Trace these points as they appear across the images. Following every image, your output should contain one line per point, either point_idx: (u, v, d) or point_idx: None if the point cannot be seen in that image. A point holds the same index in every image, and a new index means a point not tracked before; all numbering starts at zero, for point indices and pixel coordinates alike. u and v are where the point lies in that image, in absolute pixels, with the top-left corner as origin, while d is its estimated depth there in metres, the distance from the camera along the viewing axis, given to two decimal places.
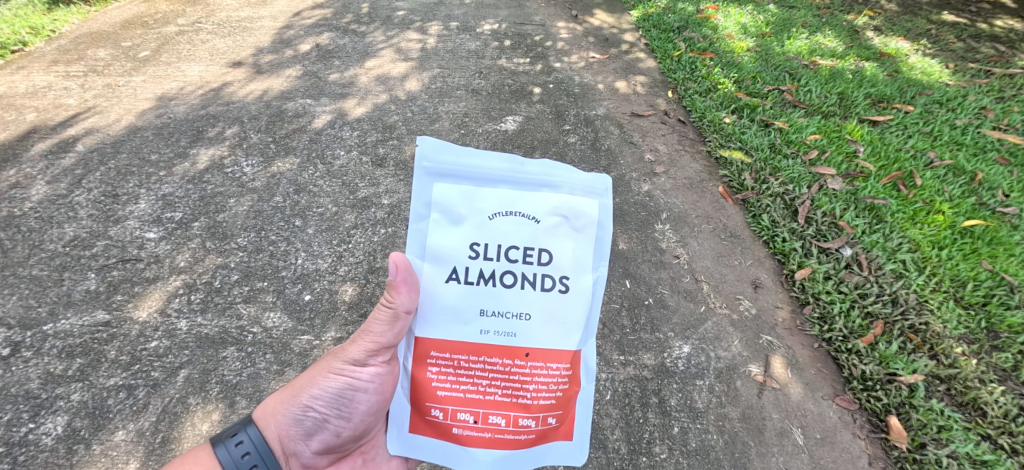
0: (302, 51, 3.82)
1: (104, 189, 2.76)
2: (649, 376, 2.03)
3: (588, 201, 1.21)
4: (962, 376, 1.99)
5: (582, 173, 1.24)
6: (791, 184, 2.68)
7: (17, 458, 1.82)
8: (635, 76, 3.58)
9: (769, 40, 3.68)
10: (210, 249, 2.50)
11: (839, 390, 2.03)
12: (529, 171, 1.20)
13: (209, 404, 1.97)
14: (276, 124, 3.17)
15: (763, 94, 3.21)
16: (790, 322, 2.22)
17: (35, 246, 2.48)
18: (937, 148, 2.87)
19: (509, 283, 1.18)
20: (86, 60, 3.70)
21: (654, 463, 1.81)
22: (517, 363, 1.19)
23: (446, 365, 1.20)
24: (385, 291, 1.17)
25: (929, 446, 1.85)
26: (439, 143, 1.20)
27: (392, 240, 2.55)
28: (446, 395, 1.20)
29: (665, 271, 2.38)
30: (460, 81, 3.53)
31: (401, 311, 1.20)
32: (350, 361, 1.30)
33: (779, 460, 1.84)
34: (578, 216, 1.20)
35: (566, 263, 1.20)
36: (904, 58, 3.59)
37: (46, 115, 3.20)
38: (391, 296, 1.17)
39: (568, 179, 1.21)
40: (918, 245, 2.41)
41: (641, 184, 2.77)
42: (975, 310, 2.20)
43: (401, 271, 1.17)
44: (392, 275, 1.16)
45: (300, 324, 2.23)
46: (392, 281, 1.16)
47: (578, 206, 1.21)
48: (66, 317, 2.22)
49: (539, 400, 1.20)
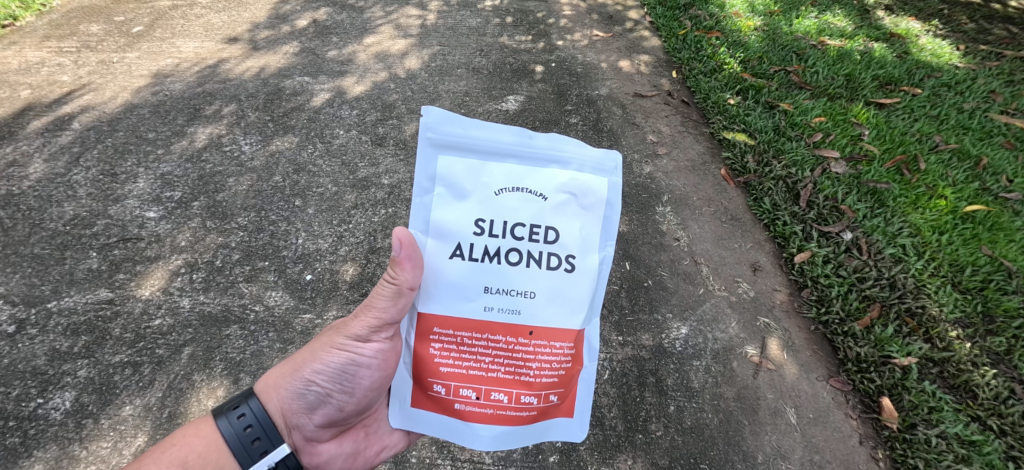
0: (299, 27, 3.75)
1: (103, 167, 2.74)
2: (647, 356, 2.06)
3: (597, 178, 1.22)
4: (956, 359, 2.02)
5: (592, 149, 1.24)
6: (794, 167, 2.66)
7: (28, 432, 1.87)
8: (639, 55, 3.53)
9: (777, 19, 3.61)
10: (211, 229, 2.50)
11: (834, 372, 2.06)
12: (538, 145, 1.20)
13: (213, 381, 2.01)
14: (274, 102, 3.13)
15: (769, 75, 3.16)
16: (788, 304, 2.25)
17: (35, 225, 2.48)
18: (943, 131, 2.85)
19: (514, 260, 1.19)
20: (79, 35, 3.63)
21: (649, 440, 1.86)
22: (520, 341, 1.21)
23: (448, 341, 1.22)
24: (389, 267, 1.19)
25: (919, 426, 1.89)
26: (445, 114, 1.20)
27: (393, 220, 2.55)
28: (448, 372, 1.22)
29: (665, 253, 2.39)
30: (461, 59, 3.48)
31: (405, 287, 1.21)
32: (352, 336, 1.31)
33: (772, 438, 1.88)
34: (587, 194, 1.21)
35: (572, 242, 1.20)
36: (914, 39, 3.53)
37: (41, 92, 3.15)
38: (395, 271, 1.19)
39: (576, 156, 1.22)
40: (919, 230, 2.41)
41: (643, 165, 2.77)
42: (972, 295, 2.21)
43: (405, 246, 1.17)
44: (396, 251, 1.17)
45: (302, 303, 2.25)
46: (396, 257, 1.17)
47: (587, 183, 1.21)
48: (68, 295, 2.24)
49: (543, 378, 1.22)
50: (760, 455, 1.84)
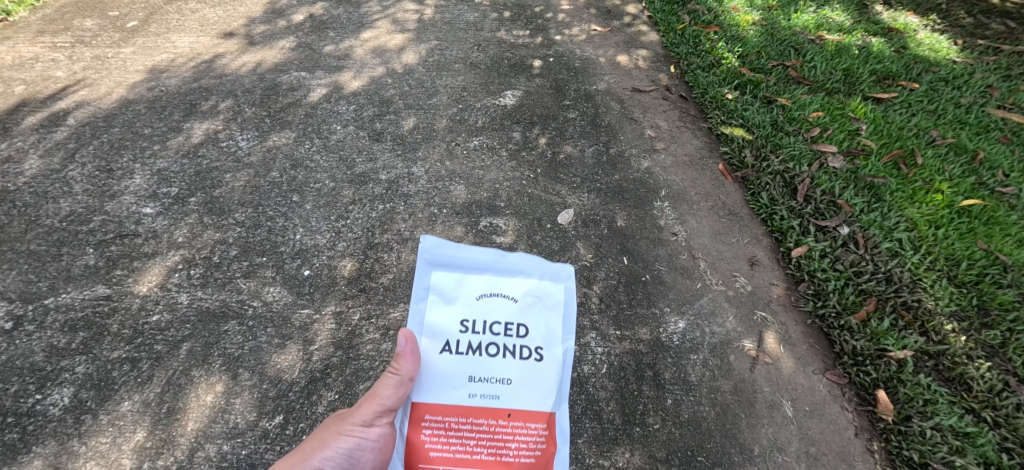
0: (295, 22, 3.73)
1: (99, 163, 2.73)
2: (645, 350, 2.07)
3: (553, 284, 1.11)
4: (951, 352, 2.04)
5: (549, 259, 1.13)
6: (792, 162, 2.67)
7: (27, 428, 1.87)
8: (637, 50, 3.52)
9: (776, 13, 3.61)
10: (209, 225, 2.50)
11: (830, 365, 2.08)
12: (511, 261, 1.11)
13: (212, 376, 2.01)
14: (270, 97, 3.12)
15: (767, 70, 3.16)
16: (785, 298, 2.26)
17: (31, 221, 2.47)
18: (940, 126, 2.85)
19: (493, 355, 1.05)
20: (72, 31, 3.60)
21: (647, 433, 1.87)
22: (500, 424, 1.03)
23: (437, 427, 1.04)
24: (391, 358, 1.05)
25: (915, 418, 1.90)
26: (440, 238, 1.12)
27: (391, 216, 2.55)
28: (438, 454, 1.03)
29: (662, 248, 2.40)
30: (458, 54, 3.47)
31: (406, 379, 1.06)
32: (357, 422, 1.10)
33: (769, 430, 1.89)
34: (547, 296, 1.10)
35: (541, 335, 1.07)
36: (912, 33, 3.53)
37: (35, 88, 3.13)
38: (397, 363, 1.05)
39: (535, 266, 1.11)
40: (915, 224, 2.42)
41: (640, 160, 2.77)
42: (967, 288, 2.22)
43: (411, 341, 1.06)
44: (399, 345, 1.05)
45: (301, 298, 2.25)
46: (398, 350, 1.05)
47: (547, 290, 1.10)
48: (66, 291, 2.24)
49: (522, 457, 1.04)
50: (757, 448, 1.85)
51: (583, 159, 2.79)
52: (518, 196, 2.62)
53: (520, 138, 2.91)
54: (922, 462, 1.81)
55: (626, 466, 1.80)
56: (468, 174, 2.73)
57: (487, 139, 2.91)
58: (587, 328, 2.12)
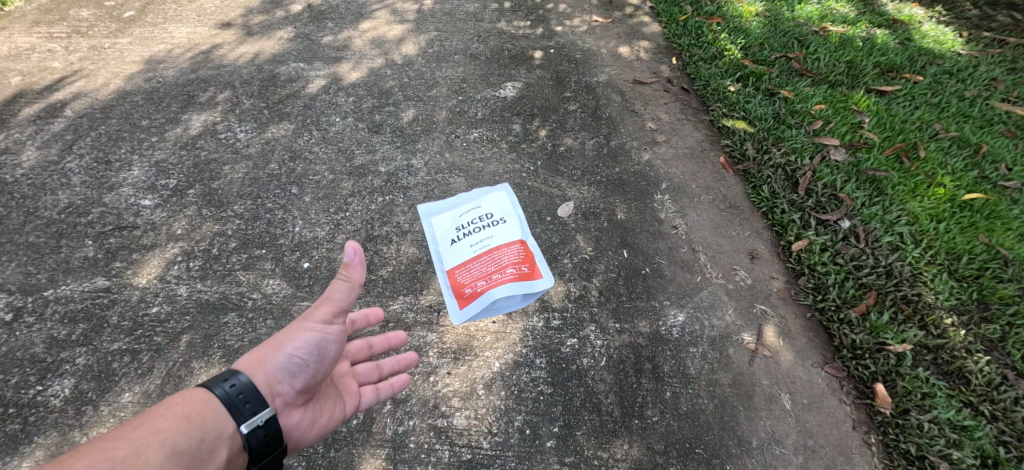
0: (293, 12, 3.69)
1: (97, 155, 2.72)
2: (644, 343, 2.07)
3: None
4: (950, 346, 2.04)
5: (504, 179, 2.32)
6: (794, 155, 2.66)
7: (29, 418, 1.87)
8: (638, 41, 3.49)
9: (779, 4, 3.57)
10: (207, 217, 2.49)
11: (829, 359, 2.08)
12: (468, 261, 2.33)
13: (213, 368, 2.02)
14: (269, 89, 3.10)
15: (770, 62, 3.14)
16: (785, 291, 2.25)
17: (30, 213, 2.46)
18: (944, 119, 2.83)
19: None
20: (68, 21, 3.56)
21: (646, 425, 1.88)
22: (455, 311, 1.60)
23: None
24: (343, 268, 1.47)
25: (912, 412, 1.91)
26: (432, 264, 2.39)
27: (390, 208, 2.54)
28: None
29: (662, 241, 2.40)
30: (458, 45, 3.43)
31: (356, 285, 1.50)
32: (319, 321, 1.52)
33: (767, 423, 1.90)
34: None
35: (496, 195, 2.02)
36: (917, 25, 3.49)
37: (32, 79, 3.10)
38: (348, 272, 1.47)
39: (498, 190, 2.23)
40: (916, 218, 2.41)
41: (641, 153, 2.76)
42: (968, 282, 2.22)
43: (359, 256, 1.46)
44: (349, 258, 1.45)
45: (300, 290, 2.25)
46: (349, 261, 1.45)
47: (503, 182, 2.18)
48: (65, 283, 2.23)
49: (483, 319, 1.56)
50: (755, 440, 1.86)
51: (583, 152, 2.77)
52: (518, 188, 2.62)
53: (521, 130, 2.89)
54: (919, 455, 1.82)
55: (624, 458, 1.81)
56: (468, 166, 2.72)
57: (487, 131, 2.90)
58: (586, 321, 2.14)
